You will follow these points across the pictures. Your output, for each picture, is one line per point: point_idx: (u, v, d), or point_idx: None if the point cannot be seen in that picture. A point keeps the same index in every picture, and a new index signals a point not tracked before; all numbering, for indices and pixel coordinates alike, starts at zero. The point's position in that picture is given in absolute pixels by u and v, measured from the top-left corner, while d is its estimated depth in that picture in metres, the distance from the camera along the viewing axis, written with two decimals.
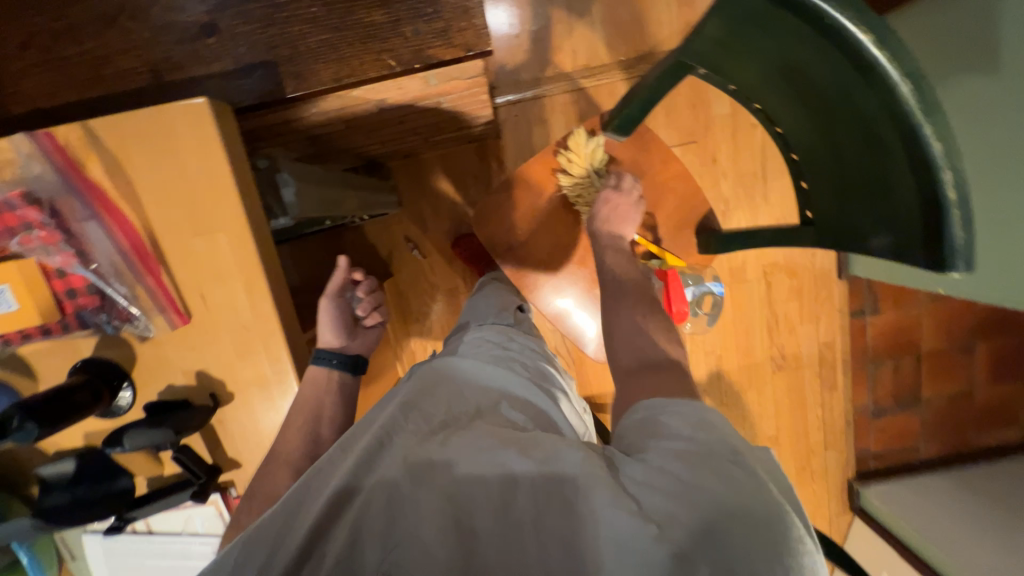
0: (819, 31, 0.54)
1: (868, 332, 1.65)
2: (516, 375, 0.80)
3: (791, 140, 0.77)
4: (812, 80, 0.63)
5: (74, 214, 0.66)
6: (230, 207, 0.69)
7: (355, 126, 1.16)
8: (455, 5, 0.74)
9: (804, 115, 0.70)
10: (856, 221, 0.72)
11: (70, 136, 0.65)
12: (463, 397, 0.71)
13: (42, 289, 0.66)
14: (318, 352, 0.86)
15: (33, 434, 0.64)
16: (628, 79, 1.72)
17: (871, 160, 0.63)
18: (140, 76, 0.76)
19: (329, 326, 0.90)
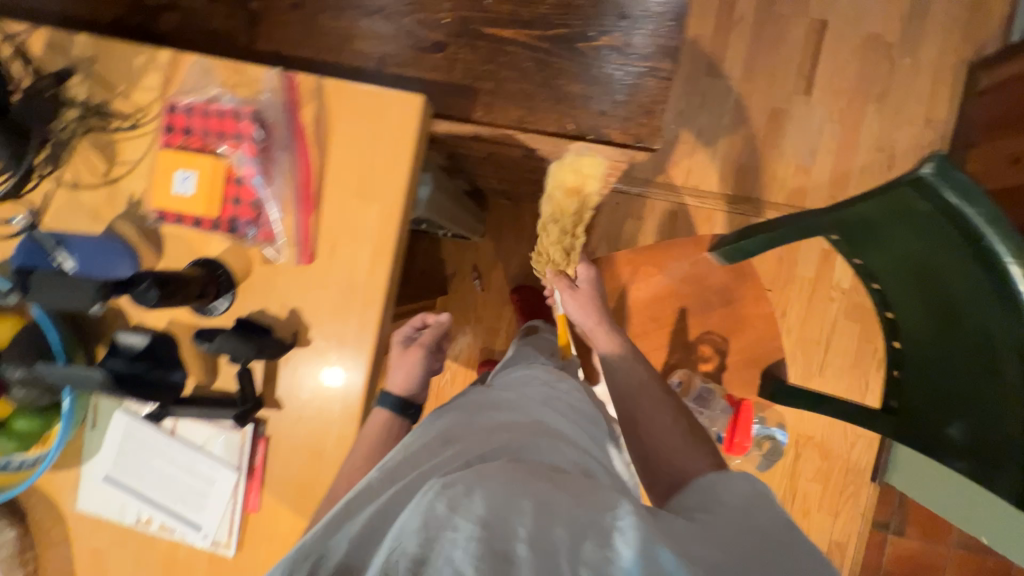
0: (978, 252, 0.59)
1: (886, 550, 1.54)
2: (557, 420, 0.82)
3: (902, 328, 0.79)
4: (952, 287, 0.66)
5: (275, 142, 0.77)
6: (396, 185, 0.78)
7: (492, 159, 1.28)
8: (642, 104, 0.85)
9: (927, 313, 0.73)
10: (948, 429, 0.72)
11: (305, 84, 0.77)
12: (502, 439, 0.73)
13: (218, 189, 0.75)
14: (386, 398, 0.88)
15: (150, 301, 0.69)
16: (728, 212, 1.83)
17: (991, 375, 0.64)
18: (368, 61, 0.90)
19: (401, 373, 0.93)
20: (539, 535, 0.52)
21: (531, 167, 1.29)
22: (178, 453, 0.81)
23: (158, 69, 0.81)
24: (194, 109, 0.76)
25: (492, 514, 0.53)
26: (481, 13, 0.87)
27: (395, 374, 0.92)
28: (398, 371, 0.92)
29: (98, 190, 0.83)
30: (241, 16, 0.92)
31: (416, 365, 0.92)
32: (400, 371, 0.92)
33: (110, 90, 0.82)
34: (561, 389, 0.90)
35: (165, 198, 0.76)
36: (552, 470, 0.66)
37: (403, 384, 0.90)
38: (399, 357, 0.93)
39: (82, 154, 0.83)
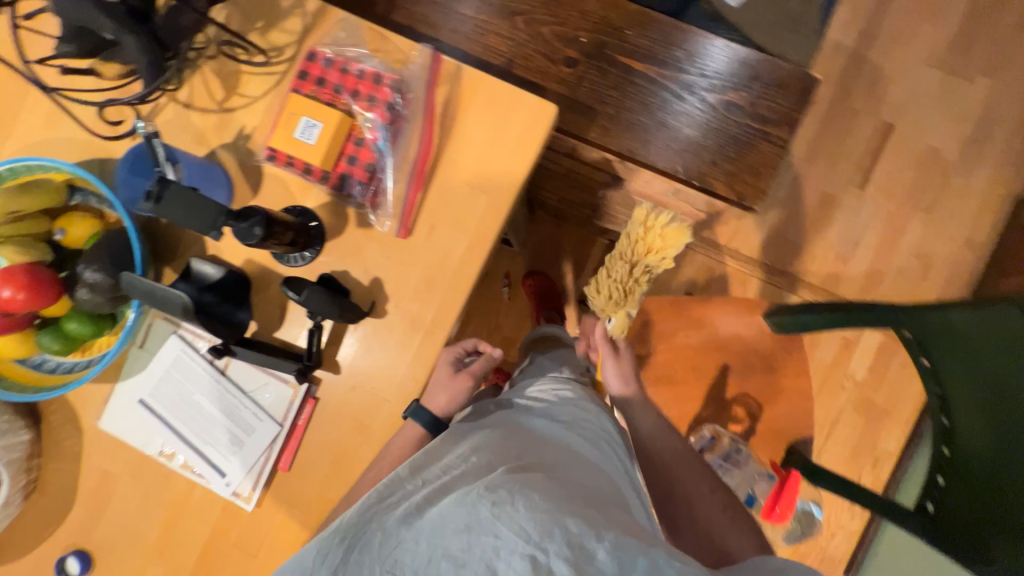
0: None
1: None
2: (594, 439, 0.77)
3: (958, 436, 0.81)
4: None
5: (405, 115, 0.78)
6: (509, 184, 0.79)
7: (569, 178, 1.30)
8: (752, 165, 0.87)
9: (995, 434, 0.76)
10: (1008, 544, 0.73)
11: (446, 66, 0.79)
12: (540, 448, 0.69)
13: (339, 145, 0.76)
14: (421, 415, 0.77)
15: (252, 238, 0.68)
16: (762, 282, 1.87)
17: None
18: (499, 58, 0.92)
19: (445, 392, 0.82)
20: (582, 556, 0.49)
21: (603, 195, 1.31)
22: (223, 394, 0.79)
23: (301, 15, 0.82)
24: (335, 63, 0.77)
25: (536, 524, 0.51)
26: (618, 41, 0.89)
27: (435, 394, 0.81)
28: (440, 393, 0.81)
29: (209, 116, 0.83)
30: None
31: (464, 394, 0.81)
32: (443, 394, 0.81)
33: (248, 22, 0.82)
34: (590, 400, 0.85)
35: (283, 140, 0.76)
36: (588, 489, 0.63)
37: (443, 408, 0.80)
38: (445, 380, 0.82)
39: (202, 76, 0.83)
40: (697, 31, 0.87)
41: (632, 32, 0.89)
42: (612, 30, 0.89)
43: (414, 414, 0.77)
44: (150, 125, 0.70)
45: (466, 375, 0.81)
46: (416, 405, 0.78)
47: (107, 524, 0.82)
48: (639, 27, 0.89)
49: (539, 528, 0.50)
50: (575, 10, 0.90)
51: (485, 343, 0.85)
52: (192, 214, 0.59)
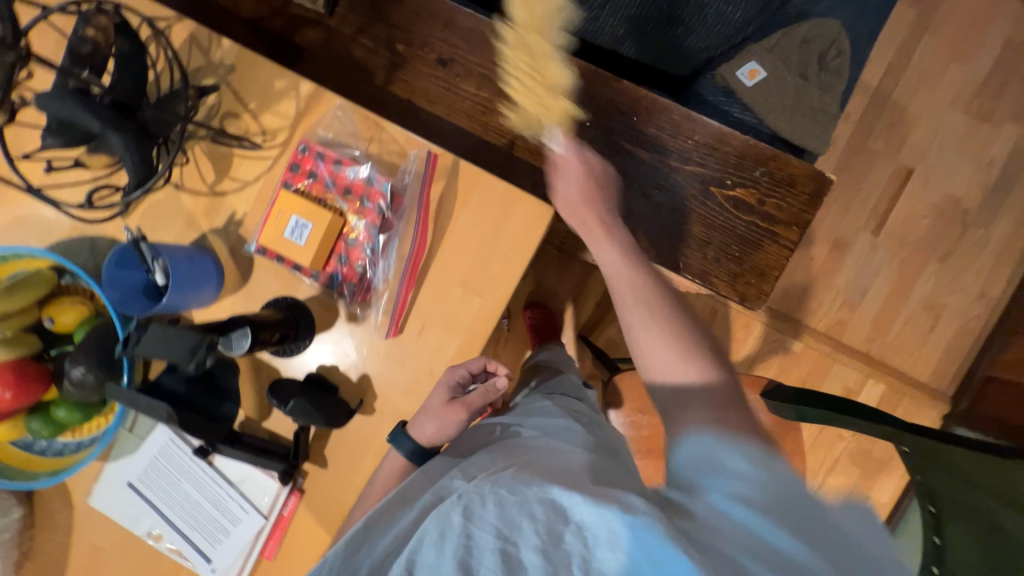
0: None
1: None
2: (574, 435, 0.72)
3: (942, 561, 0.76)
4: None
5: (397, 214, 0.74)
6: (502, 286, 0.77)
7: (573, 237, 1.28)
8: (756, 265, 0.85)
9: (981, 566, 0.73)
10: None
11: (442, 161, 0.76)
12: (514, 453, 0.65)
13: (328, 245, 0.73)
14: (401, 432, 0.73)
15: (239, 348, 0.67)
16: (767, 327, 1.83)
17: None
18: (500, 139, 0.89)
19: (433, 415, 0.73)
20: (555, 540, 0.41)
21: None
22: (211, 484, 0.79)
23: (295, 98, 0.79)
24: (328, 157, 0.74)
25: (505, 517, 0.44)
26: (624, 128, 0.86)
27: (424, 420, 0.73)
28: (429, 421, 0.73)
29: (200, 199, 0.81)
30: (385, 55, 0.90)
31: (455, 427, 0.73)
32: (433, 423, 0.73)
33: (242, 104, 0.80)
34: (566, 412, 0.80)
35: (274, 237, 0.74)
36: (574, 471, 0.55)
37: (429, 438, 0.73)
38: (438, 408, 0.73)
39: (194, 158, 0.81)
40: (707, 122, 0.84)
41: (640, 118, 0.86)
42: (619, 116, 0.86)
43: (396, 440, 0.73)
44: (135, 229, 0.70)
45: (460, 407, 0.72)
46: (401, 430, 0.74)
47: None
48: (648, 115, 0.85)
49: (508, 522, 0.44)
50: (582, 92, 0.86)
51: (494, 367, 0.75)
52: (167, 352, 0.58)
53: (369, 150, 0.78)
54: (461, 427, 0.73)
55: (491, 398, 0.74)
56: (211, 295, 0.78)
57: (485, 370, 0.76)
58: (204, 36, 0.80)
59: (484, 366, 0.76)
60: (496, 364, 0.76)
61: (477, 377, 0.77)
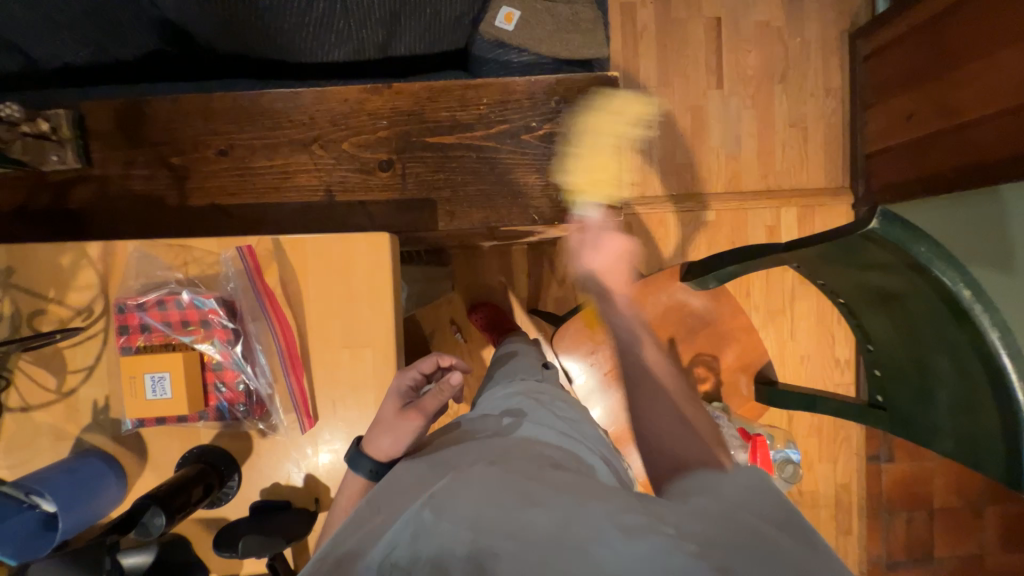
0: (919, 271, 0.66)
1: (884, 480, 1.57)
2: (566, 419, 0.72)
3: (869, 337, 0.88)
4: (909, 306, 0.74)
5: (244, 317, 0.73)
6: (382, 326, 0.76)
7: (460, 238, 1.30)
8: (597, 181, 0.88)
9: (888, 323, 0.82)
10: (934, 420, 0.81)
11: (262, 246, 0.74)
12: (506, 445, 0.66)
13: (197, 382, 0.71)
14: (356, 455, 0.67)
15: (156, 528, 0.64)
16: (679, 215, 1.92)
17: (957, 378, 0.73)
18: (317, 194, 0.87)
19: (388, 429, 0.66)
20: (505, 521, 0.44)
21: None
22: None
23: (91, 265, 0.74)
24: (149, 303, 0.70)
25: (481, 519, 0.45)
26: (419, 125, 0.86)
27: (379, 435, 0.66)
28: (385, 434, 0.66)
29: (54, 407, 0.75)
30: (166, 175, 0.86)
31: (414, 437, 0.65)
32: (389, 436, 0.65)
33: (42, 298, 0.74)
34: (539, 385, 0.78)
35: (141, 406, 0.70)
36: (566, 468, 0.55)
37: (387, 453, 0.66)
38: (391, 418, 0.66)
39: (25, 373, 0.75)
40: (488, 82, 0.85)
41: (428, 110, 0.86)
42: (409, 117, 0.86)
43: (354, 461, 0.66)
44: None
45: (415, 411, 0.65)
46: (358, 451, 0.67)
47: None
48: (434, 103, 0.86)
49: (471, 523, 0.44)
50: (365, 113, 0.86)
51: (449, 355, 0.70)
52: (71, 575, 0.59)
53: (191, 274, 0.75)
54: (421, 435, 0.66)
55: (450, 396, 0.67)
56: (119, 488, 0.74)
57: (443, 363, 0.70)
58: None
59: (436, 363, 0.71)
60: (449, 357, 0.71)
61: (434, 378, 0.72)
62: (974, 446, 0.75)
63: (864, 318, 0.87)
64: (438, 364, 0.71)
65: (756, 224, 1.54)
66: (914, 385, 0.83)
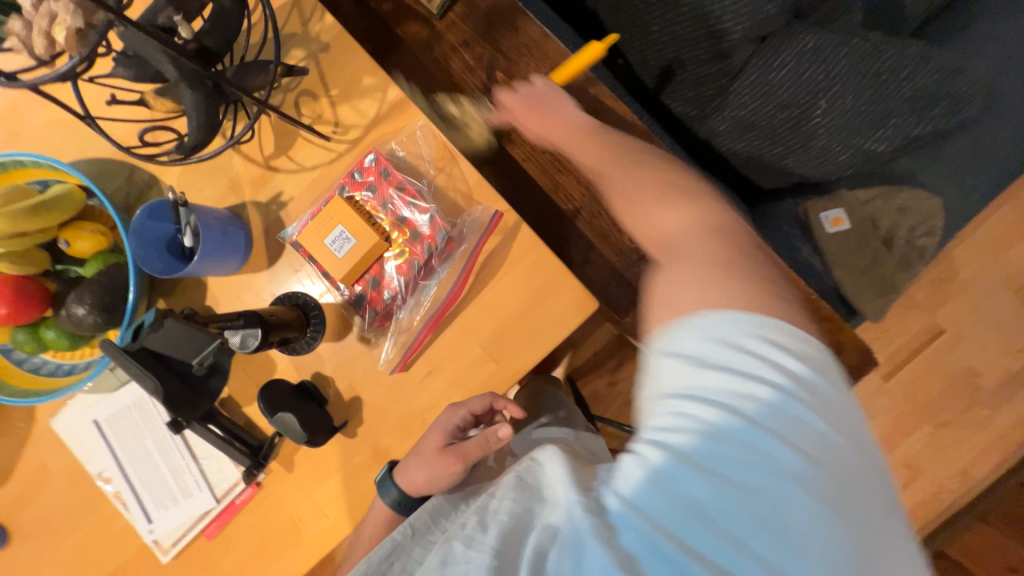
0: None
1: None
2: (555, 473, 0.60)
3: None
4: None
5: (444, 258, 0.72)
6: (521, 361, 0.74)
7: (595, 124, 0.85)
8: None
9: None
10: None
11: (506, 217, 0.72)
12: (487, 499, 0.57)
13: (364, 265, 0.71)
14: (382, 478, 0.71)
15: (257, 333, 0.65)
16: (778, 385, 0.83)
17: None
18: (565, 201, 0.86)
19: (423, 466, 0.68)
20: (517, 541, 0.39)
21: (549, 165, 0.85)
22: (175, 452, 0.77)
23: (378, 100, 0.75)
24: (394, 178, 0.71)
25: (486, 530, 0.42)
26: None
27: (413, 468, 0.68)
28: (420, 468, 0.68)
29: (252, 168, 0.77)
30: (481, 77, 0.86)
31: (448, 479, 0.66)
32: (423, 471, 0.67)
33: (324, 88, 0.76)
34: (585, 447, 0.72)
35: (312, 240, 0.71)
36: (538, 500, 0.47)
37: (416, 489, 0.68)
38: (429, 455, 0.68)
39: (260, 126, 0.76)
40: None
41: None
42: None
43: (381, 487, 0.70)
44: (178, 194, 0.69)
45: (453, 455, 0.66)
46: (387, 476, 0.70)
47: (25, 518, 0.81)
48: None
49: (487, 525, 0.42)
50: None
51: (504, 402, 0.70)
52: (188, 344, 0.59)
53: (436, 180, 0.74)
54: (454, 480, 0.66)
55: (491, 448, 0.66)
56: (234, 267, 0.76)
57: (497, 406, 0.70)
58: (309, 3, 0.76)
59: (487, 405, 0.70)
60: (501, 403, 0.71)
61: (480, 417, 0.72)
62: None
63: None
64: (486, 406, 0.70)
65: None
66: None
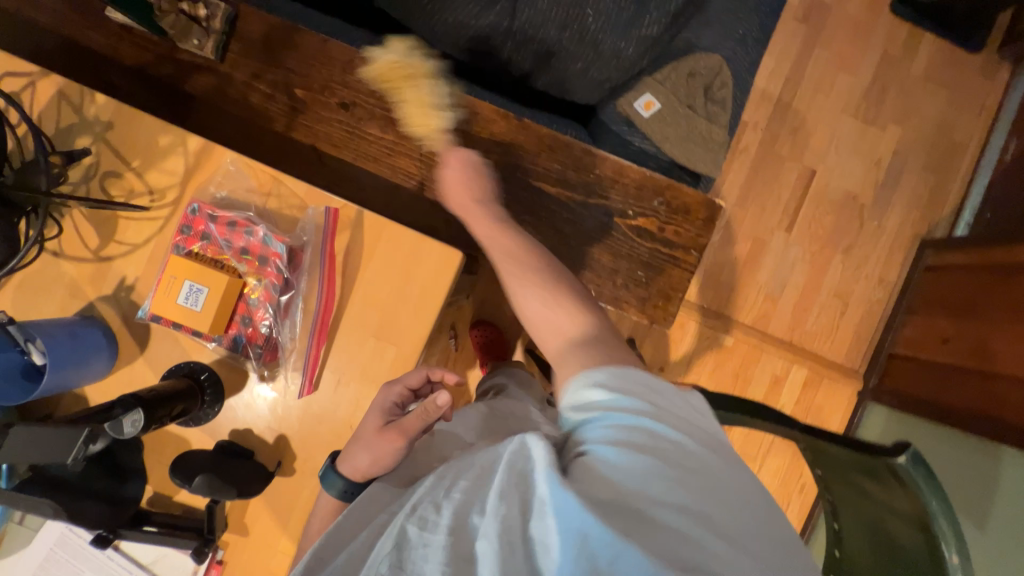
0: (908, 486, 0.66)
1: None
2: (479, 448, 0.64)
3: None
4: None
5: (301, 270, 0.74)
6: (416, 333, 0.77)
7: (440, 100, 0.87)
8: (660, 289, 0.90)
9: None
10: None
11: (346, 213, 0.75)
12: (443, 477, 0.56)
13: (227, 308, 0.71)
14: (325, 471, 0.69)
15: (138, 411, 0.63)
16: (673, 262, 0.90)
17: None
18: (408, 179, 0.89)
19: (366, 449, 0.67)
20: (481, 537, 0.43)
21: (406, 145, 0.88)
22: (119, 572, 0.73)
23: (183, 155, 0.75)
24: (221, 218, 0.72)
25: (457, 520, 0.45)
26: (529, 165, 0.88)
27: (356, 452, 0.68)
28: (363, 451, 0.67)
29: (84, 266, 0.75)
30: (283, 100, 0.88)
31: (392, 456, 0.66)
32: (366, 453, 0.67)
33: (124, 163, 0.75)
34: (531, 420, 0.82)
35: (164, 305, 0.70)
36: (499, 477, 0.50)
37: (362, 473, 0.67)
38: (372, 435, 0.67)
39: (73, 223, 0.75)
40: (607, 157, 0.88)
41: (542, 155, 0.88)
42: (521, 154, 0.88)
43: (327, 478, 0.68)
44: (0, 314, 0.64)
45: (395, 430, 0.66)
46: (331, 468, 0.69)
47: None
48: (548, 154, 0.88)
49: (458, 520, 0.45)
50: (485, 133, 0.88)
51: (447, 374, 0.70)
52: (42, 450, 0.53)
53: (268, 205, 0.76)
54: (398, 454, 0.66)
55: (432, 418, 0.66)
56: (105, 368, 0.73)
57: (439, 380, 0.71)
58: (75, 91, 0.75)
59: (425, 379, 0.72)
60: (439, 374, 0.72)
61: (421, 394, 0.73)
62: None
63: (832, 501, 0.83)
64: (430, 379, 0.71)
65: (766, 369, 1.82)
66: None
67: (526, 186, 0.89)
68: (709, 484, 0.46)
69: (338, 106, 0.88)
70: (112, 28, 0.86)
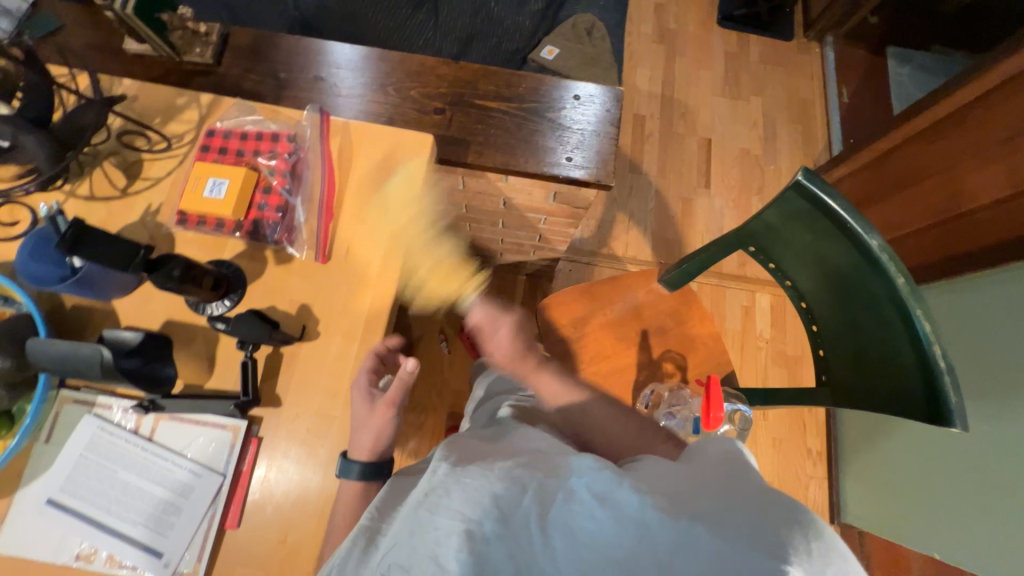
0: (835, 221, 0.83)
1: None
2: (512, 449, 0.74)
3: (803, 294, 1.03)
4: (868, 291, 0.85)
5: (304, 161, 0.90)
6: (408, 197, 0.92)
7: (400, 69, 1.14)
8: (598, 155, 1.11)
9: (812, 278, 0.98)
10: (862, 332, 0.91)
11: (336, 121, 0.95)
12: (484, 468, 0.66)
13: (246, 195, 0.85)
14: (342, 461, 0.75)
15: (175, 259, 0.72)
16: (605, 135, 1.13)
17: (864, 295, 0.87)
18: (379, 118, 1.11)
19: (368, 431, 0.75)
20: (507, 517, 0.51)
21: (373, 94, 1.12)
22: (155, 460, 0.74)
23: (197, 107, 0.94)
24: (234, 133, 0.89)
25: (471, 501, 0.52)
26: (471, 91, 1.14)
27: (360, 436, 0.75)
28: (364, 434, 0.75)
29: (112, 203, 0.87)
30: (271, 84, 1.12)
31: (390, 426, 0.76)
32: (368, 433, 0.75)
33: (148, 122, 0.93)
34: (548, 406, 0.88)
35: (192, 200, 0.83)
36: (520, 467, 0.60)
37: (374, 450, 0.75)
38: (366, 418, 0.75)
39: (103, 170, 0.89)
40: (529, 75, 1.16)
41: (480, 82, 1.14)
42: (465, 85, 1.14)
43: (343, 470, 0.73)
44: (54, 206, 0.72)
45: (383, 404, 0.75)
46: (344, 459, 0.74)
47: None
48: (485, 80, 1.15)
49: (471, 505, 0.52)
50: (433, 76, 1.14)
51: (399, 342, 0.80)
52: (110, 254, 0.69)
53: None
54: (395, 422, 0.76)
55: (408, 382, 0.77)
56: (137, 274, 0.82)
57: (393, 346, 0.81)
58: (105, 81, 0.95)
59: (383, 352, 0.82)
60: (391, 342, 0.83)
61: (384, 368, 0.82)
62: (873, 345, 0.88)
63: (779, 261, 1.03)
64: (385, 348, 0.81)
65: (736, 303, 2.14)
66: (891, 403, 0.85)
67: (472, 106, 1.13)
68: (727, 495, 0.55)
69: (317, 78, 1.13)
70: (128, 58, 1.11)
